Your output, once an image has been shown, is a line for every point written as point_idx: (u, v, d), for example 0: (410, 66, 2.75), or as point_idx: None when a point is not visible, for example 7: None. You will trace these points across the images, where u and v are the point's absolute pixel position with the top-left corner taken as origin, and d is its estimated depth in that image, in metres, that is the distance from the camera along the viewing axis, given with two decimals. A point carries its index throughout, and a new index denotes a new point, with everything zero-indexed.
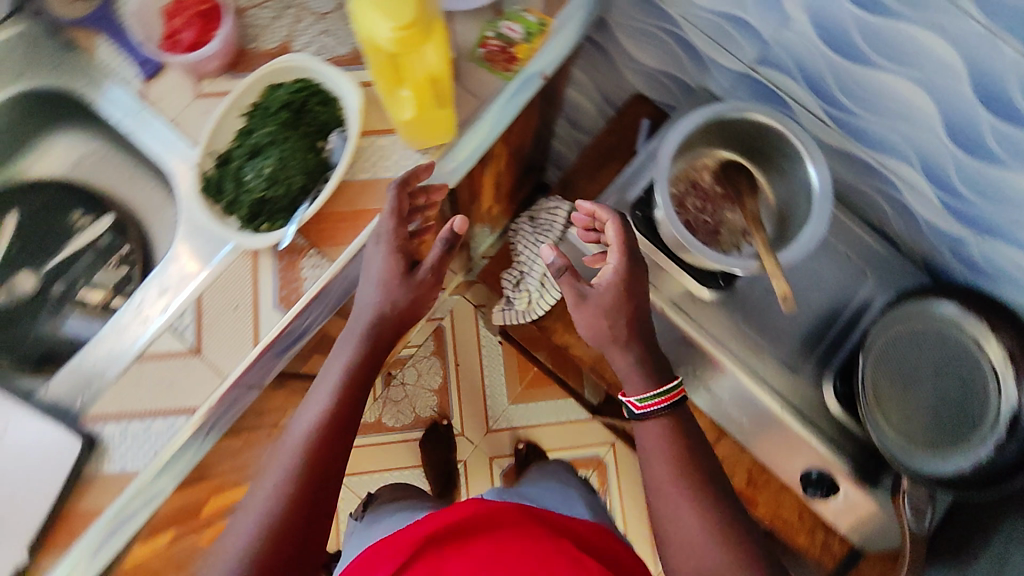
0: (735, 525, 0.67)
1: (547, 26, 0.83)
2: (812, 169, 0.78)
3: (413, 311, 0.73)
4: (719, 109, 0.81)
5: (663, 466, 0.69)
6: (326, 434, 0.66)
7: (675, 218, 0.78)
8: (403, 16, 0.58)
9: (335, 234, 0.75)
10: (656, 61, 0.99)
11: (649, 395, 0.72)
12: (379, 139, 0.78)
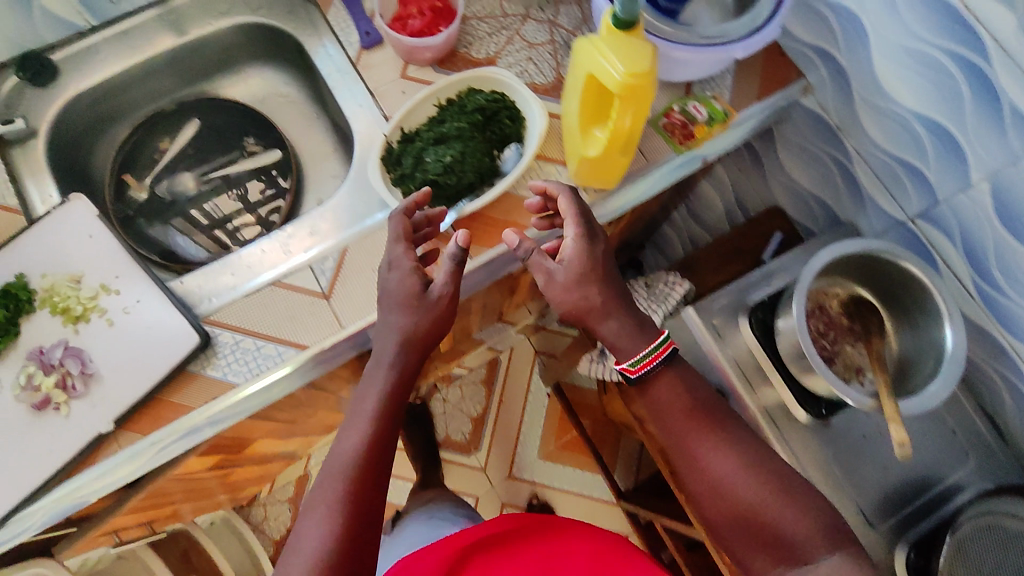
0: (751, 456, 0.69)
1: (730, 117, 0.87)
2: (949, 332, 0.78)
3: (432, 333, 0.68)
4: (873, 245, 0.81)
5: (678, 418, 0.72)
6: (375, 443, 0.64)
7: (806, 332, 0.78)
8: (637, 66, 0.63)
9: (482, 236, 0.79)
10: (811, 183, 1.01)
11: (641, 352, 0.72)
12: (549, 165, 0.83)
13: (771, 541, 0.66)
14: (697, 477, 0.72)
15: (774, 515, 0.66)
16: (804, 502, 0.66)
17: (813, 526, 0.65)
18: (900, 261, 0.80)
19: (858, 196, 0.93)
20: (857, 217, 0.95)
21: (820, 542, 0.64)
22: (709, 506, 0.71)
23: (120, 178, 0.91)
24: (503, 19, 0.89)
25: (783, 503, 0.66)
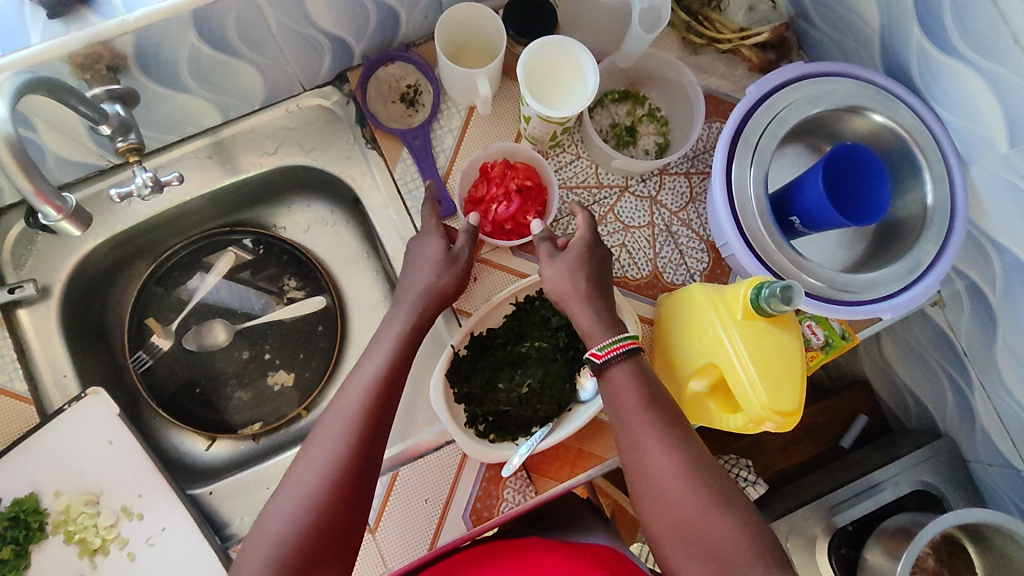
0: (682, 437, 0.54)
1: (846, 338, 0.75)
2: None
3: (450, 290, 0.65)
4: (990, 515, 0.70)
5: (643, 417, 0.55)
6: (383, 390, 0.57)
7: None
8: (784, 403, 0.53)
9: (551, 470, 0.70)
10: (911, 378, 0.89)
11: (608, 339, 0.60)
12: None
13: (682, 530, 0.50)
14: (632, 470, 0.55)
15: (693, 502, 0.51)
16: (721, 488, 0.51)
17: (722, 510, 0.50)
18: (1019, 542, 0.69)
19: (969, 420, 0.81)
20: (962, 440, 0.83)
21: (734, 530, 0.49)
22: (643, 509, 0.53)
23: (143, 321, 0.80)
24: (597, 190, 0.76)
25: (706, 493, 0.51)
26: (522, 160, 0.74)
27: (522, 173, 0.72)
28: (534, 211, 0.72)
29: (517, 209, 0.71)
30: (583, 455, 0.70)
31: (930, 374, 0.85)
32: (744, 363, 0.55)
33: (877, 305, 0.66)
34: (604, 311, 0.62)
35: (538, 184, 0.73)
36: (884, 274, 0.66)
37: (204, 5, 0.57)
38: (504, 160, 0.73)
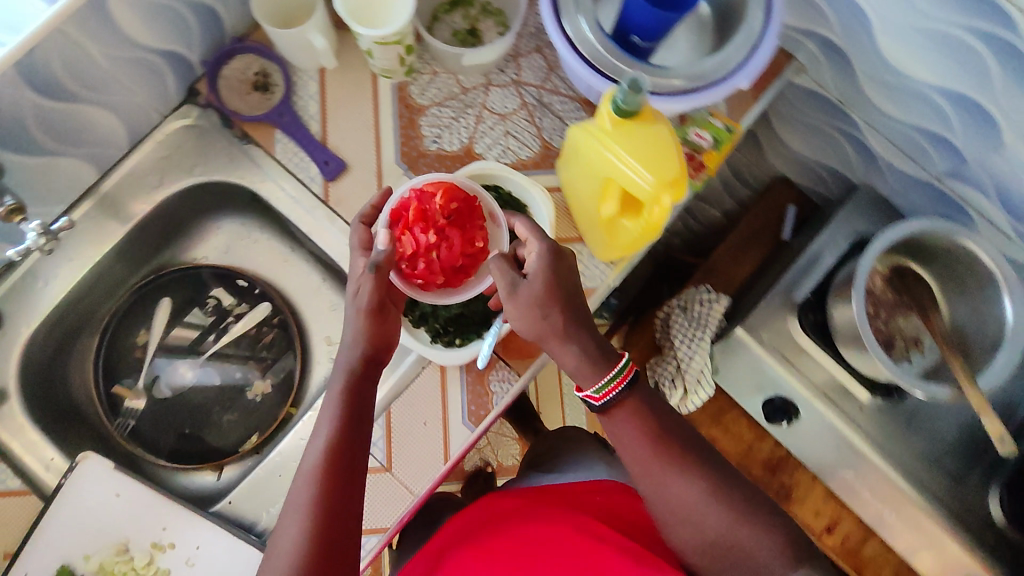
0: (687, 445, 0.59)
1: (733, 131, 0.80)
2: (1008, 303, 0.74)
3: (387, 344, 0.60)
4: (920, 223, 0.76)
5: (646, 449, 0.58)
6: (337, 450, 0.55)
7: (866, 325, 0.75)
8: (664, 172, 0.58)
9: (523, 348, 0.73)
10: (816, 153, 0.95)
11: (601, 383, 0.58)
12: (566, 249, 0.76)
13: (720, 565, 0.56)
14: (656, 502, 0.58)
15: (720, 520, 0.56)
16: (740, 492, 0.57)
17: (745, 523, 0.55)
18: (948, 233, 0.76)
19: (872, 162, 0.88)
20: (875, 179, 0.90)
21: (763, 533, 0.55)
22: (673, 528, 0.58)
23: (111, 391, 0.82)
24: (464, 96, 0.80)
25: (727, 501, 0.56)
26: (434, 186, 0.68)
27: (444, 199, 0.67)
28: (476, 232, 0.69)
29: (459, 244, 0.67)
30: None
31: (826, 139, 0.91)
32: (618, 162, 0.60)
33: (744, 76, 0.70)
34: (590, 342, 0.59)
35: (466, 200, 0.69)
36: (732, 47, 0.70)
37: (22, 57, 0.59)
38: (416, 197, 0.67)
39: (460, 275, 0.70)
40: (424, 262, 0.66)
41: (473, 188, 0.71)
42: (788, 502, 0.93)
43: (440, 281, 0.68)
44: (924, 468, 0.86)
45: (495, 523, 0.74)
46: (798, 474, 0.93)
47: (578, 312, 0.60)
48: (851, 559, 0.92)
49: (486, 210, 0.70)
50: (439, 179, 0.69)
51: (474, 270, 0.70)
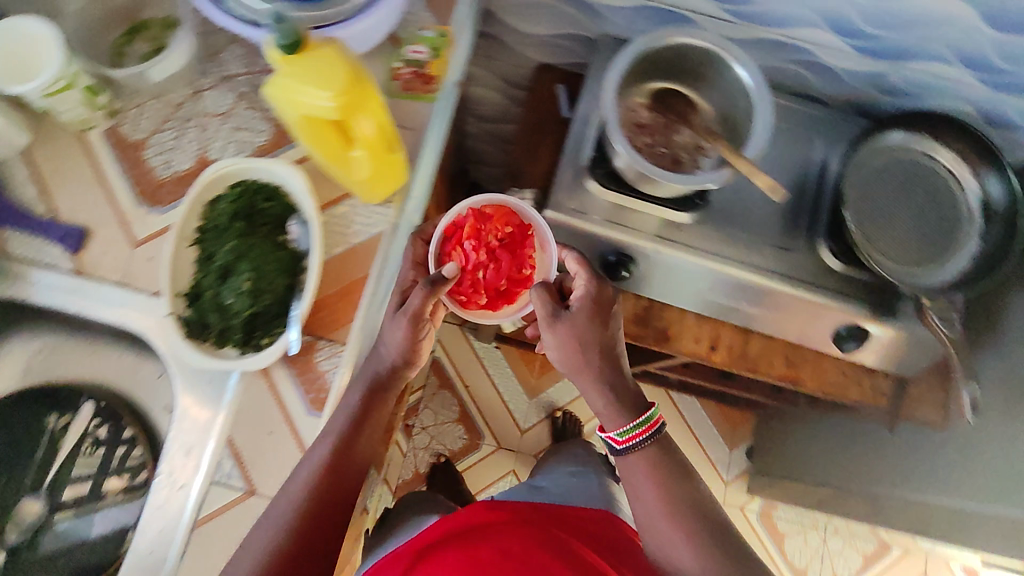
0: (688, 501, 0.73)
1: (447, 35, 0.81)
2: (739, 68, 0.81)
3: (412, 360, 0.74)
4: (639, 44, 0.81)
5: (652, 492, 0.73)
6: (334, 464, 0.65)
7: (638, 158, 0.80)
8: (336, 80, 0.57)
9: (336, 318, 0.72)
10: (551, 29, 0.98)
11: (629, 426, 0.75)
12: (337, 208, 0.75)
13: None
14: (659, 554, 0.73)
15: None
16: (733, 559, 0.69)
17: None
18: (670, 41, 0.81)
19: (593, 11, 0.91)
20: (605, 27, 0.94)
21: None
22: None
23: None
24: (179, 113, 0.77)
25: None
26: (489, 206, 0.90)
27: (499, 223, 0.88)
28: (523, 257, 0.89)
29: (506, 266, 0.87)
30: (351, 284, 0.73)
31: (548, 10, 0.94)
32: (299, 96, 0.59)
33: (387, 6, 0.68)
34: (613, 387, 0.76)
35: (518, 225, 0.90)
36: None
37: None
38: (473, 219, 0.87)
39: (499, 299, 0.89)
40: (472, 281, 0.86)
41: (531, 219, 0.91)
42: (670, 342, 1.00)
43: (482, 300, 0.87)
44: (764, 253, 0.90)
45: (473, 530, 0.74)
46: (667, 314, 1.00)
47: (603, 327, 0.78)
48: (742, 359, 1.00)
49: (540, 238, 0.90)
50: (499, 206, 0.90)
51: (514, 292, 0.89)
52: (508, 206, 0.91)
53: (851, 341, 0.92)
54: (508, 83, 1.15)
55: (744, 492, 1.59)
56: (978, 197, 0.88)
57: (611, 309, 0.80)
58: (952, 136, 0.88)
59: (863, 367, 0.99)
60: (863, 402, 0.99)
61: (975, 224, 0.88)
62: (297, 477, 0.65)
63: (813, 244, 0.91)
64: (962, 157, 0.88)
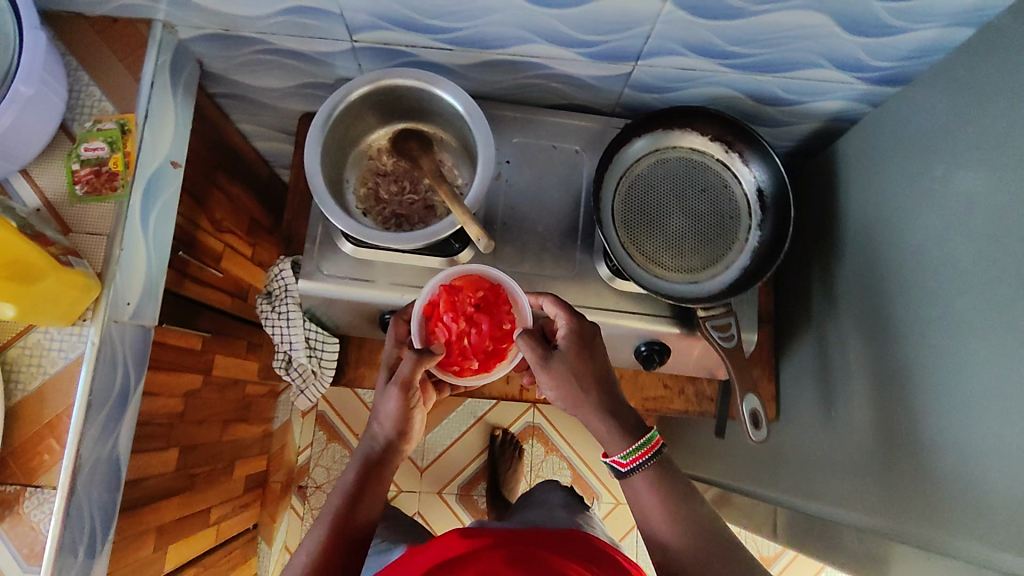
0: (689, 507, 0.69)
1: (129, 123, 0.74)
2: (446, 94, 0.75)
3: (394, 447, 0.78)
4: (327, 109, 0.74)
5: (661, 518, 0.68)
6: (332, 547, 0.69)
7: (352, 223, 0.73)
8: None
9: (41, 459, 0.67)
10: (289, 82, 0.90)
11: (632, 448, 0.69)
12: (25, 340, 0.69)
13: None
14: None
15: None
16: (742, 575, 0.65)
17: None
18: (358, 92, 0.74)
19: (314, 60, 0.84)
20: (338, 72, 0.87)
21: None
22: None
23: None
24: None
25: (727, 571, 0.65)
26: (458, 276, 0.79)
27: (471, 290, 0.78)
28: (502, 315, 0.78)
29: (489, 325, 0.76)
30: (52, 422, 0.67)
31: (272, 66, 0.86)
32: None
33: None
34: (612, 424, 0.71)
35: (489, 288, 0.79)
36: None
37: None
38: (446, 290, 0.77)
39: (491, 359, 0.79)
40: (459, 349, 0.77)
41: (499, 279, 0.80)
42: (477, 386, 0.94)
43: (474, 365, 0.78)
44: (546, 285, 0.85)
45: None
46: None
47: (598, 360, 0.73)
48: None
49: (513, 296, 0.80)
50: (467, 272, 0.80)
51: (503, 351, 0.78)
52: (475, 271, 0.80)
53: (653, 358, 0.86)
54: (286, 135, 1.08)
55: None
56: (754, 184, 0.83)
57: (599, 344, 0.74)
58: (710, 126, 0.83)
59: (685, 376, 0.93)
60: (690, 412, 0.94)
61: (754, 214, 0.83)
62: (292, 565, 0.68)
63: (594, 264, 0.85)
64: (727, 146, 0.83)
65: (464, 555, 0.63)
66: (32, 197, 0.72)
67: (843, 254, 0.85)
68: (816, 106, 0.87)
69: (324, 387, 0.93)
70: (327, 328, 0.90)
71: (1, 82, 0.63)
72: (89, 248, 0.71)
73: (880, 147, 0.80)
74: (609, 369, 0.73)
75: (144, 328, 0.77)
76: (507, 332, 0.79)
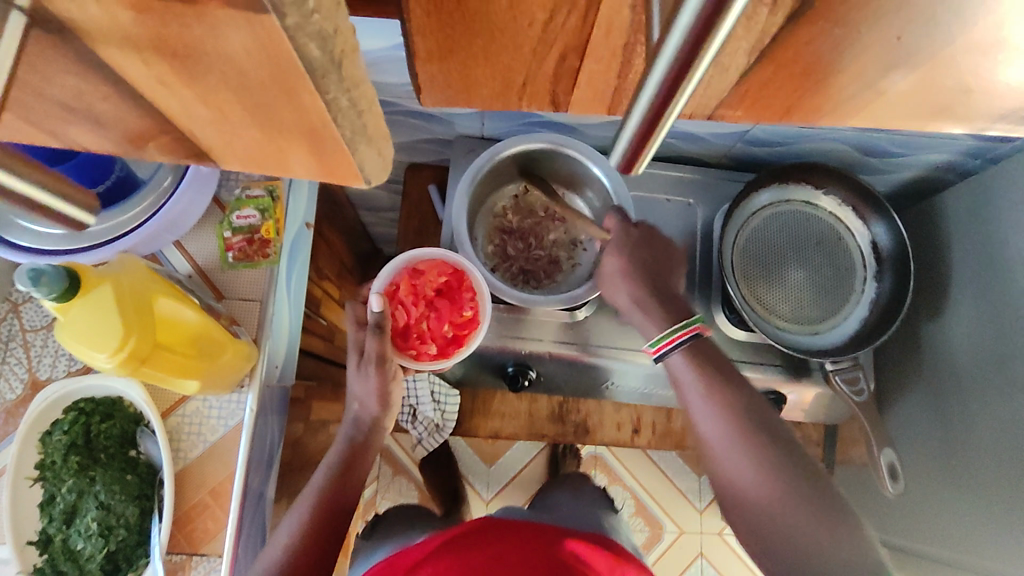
0: (751, 415, 0.62)
1: (277, 191, 0.74)
2: (593, 165, 0.80)
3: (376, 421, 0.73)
4: (473, 170, 0.79)
5: (707, 407, 0.63)
6: (318, 532, 0.63)
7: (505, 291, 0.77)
8: (112, 342, 0.52)
9: (205, 528, 0.68)
10: (405, 137, 0.91)
11: (661, 335, 0.67)
12: (184, 408, 0.70)
13: (779, 546, 0.58)
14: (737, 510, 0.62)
15: (762, 491, 0.59)
16: (817, 491, 0.58)
17: (811, 509, 0.57)
18: (503, 155, 0.79)
19: (438, 119, 0.85)
20: (457, 129, 0.88)
21: (834, 539, 0.56)
22: (733, 510, 0.62)
23: None
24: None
25: (779, 469, 0.59)
26: (425, 259, 0.77)
27: (432, 273, 0.76)
28: (463, 301, 0.76)
29: (448, 310, 0.75)
30: (215, 490, 0.69)
31: (393, 124, 0.87)
32: (84, 359, 0.54)
33: (162, 219, 0.64)
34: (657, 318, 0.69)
35: (453, 272, 0.77)
36: None
37: None
38: (407, 274, 0.76)
39: (450, 345, 0.77)
40: (416, 332, 0.75)
41: (463, 260, 0.78)
42: (589, 433, 1.00)
43: (431, 350, 0.75)
44: None
45: (456, 543, 0.69)
46: (582, 407, 1.00)
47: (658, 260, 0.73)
48: (668, 436, 1.01)
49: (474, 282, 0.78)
50: (430, 255, 0.78)
51: (463, 337, 0.76)
52: (439, 253, 0.78)
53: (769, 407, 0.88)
54: (383, 181, 1.09)
55: (720, 518, 1.58)
56: (869, 240, 0.86)
57: (663, 250, 0.74)
58: (832, 184, 0.86)
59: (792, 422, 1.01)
60: None
61: (870, 268, 0.86)
62: (269, 558, 0.62)
63: (711, 314, 0.87)
64: (844, 204, 0.87)
65: (479, 533, 0.71)
66: (183, 264, 0.72)
67: (952, 305, 0.87)
68: (924, 158, 0.89)
69: (444, 437, 0.98)
70: (448, 381, 0.97)
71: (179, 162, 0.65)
72: (243, 315, 0.72)
73: (994, 204, 0.81)
74: (673, 263, 0.73)
75: (283, 388, 0.79)
76: (469, 320, 0.77)
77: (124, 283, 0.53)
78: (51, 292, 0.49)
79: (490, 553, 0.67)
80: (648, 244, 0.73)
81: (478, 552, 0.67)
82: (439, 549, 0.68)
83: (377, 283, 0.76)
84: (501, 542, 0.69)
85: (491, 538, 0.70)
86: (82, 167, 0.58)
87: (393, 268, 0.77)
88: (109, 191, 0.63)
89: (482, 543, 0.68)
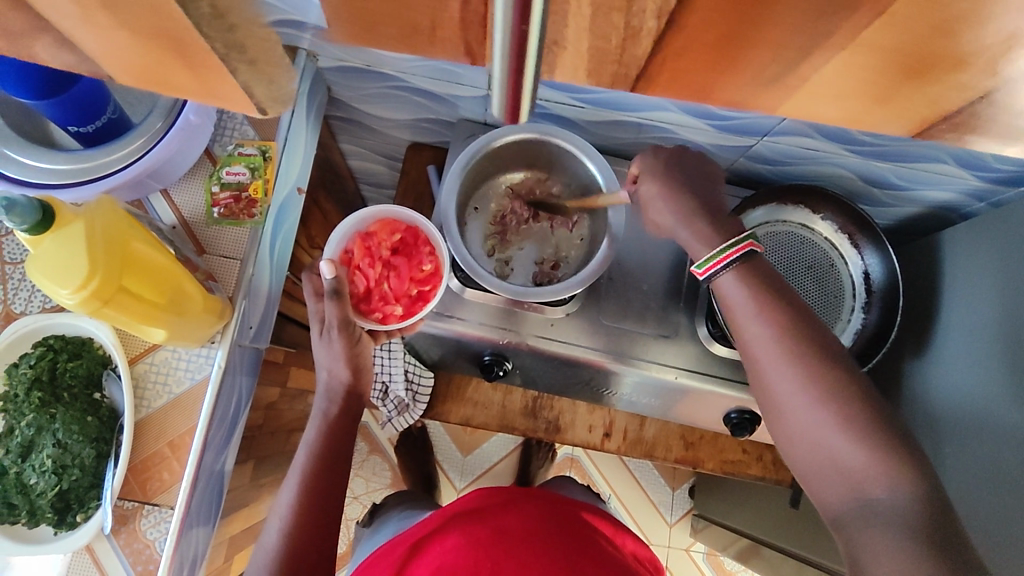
0: (818, 349, 0.56)
1: (269, 152, 0.74)
2: (590, 162, 0.80)
3: (360, 369, 0.70)
4: (467, 155, 0.80)
5: (763, 329, 0.58)
6: (310, 504, 0.63)
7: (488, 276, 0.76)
8: (75, 278, 0.52)
9: (160, 480, 0.68)
10: (408, 114, 0.91)
11: (711, 252, 0.61)
12: (154, 356, 0.70)
13: (842, 497, 0.53)
14: (789, 444, 0.57)
15: (824, 433, 0.54)
16: (883, 424, 0.53)
17: (871, 449, 0.52)
18: (499, 141, 0.80)
19: (441, 100, 0.85)
20: (461, 112, 0.88)
21: None
22: (792, 455, 0.57)
23: None
24: None
25: (838, 409, 0.54)
26: (373, 222, 0.79)
27: (385, 232, 0.77)
28: (421, 256, 0.78)
29: (405, 268, 0.76)
30: (174, 443, 0.69)
31: (396, 100, 0.86)
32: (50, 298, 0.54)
33: (147, 162, 0.64)
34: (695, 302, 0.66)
35: (407, 229, 0.79)
36: None
37: None
38: (359, 237, 0.76)
39: (415, 304, 0.77)
40: (377, 293, 0.74)
41: (416, 219, 0.80)
42: (559, 432, 1.00)
43: (396, 309, 0.75)
44: (644, 342, 0.85)
45: (464, 520, 0.69)
46: (556, 405, 1.00)
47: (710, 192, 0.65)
48: (638, 444, 1.00)
49: (429, 236, 0.79)
50: (379, 216, 0.79)
51: (426, 294, 0.77)
52: (389, 213, 0.79)
53: (741, 427, 0.87)
54: (385, 157, 1.08)
55: (688, 535, 1.58)
56: (860, 270, 0.86)
57: (703, 167, 0.66)
58: (826, 209, 0.86)
59: (765, 445, 0.99)
60: (767, 478, 0.99)
61: (858, 298, 0.85)
62: (264, 545, 0.61)
63: (694, 326, 0.85)
64: (839, 230, 0.86)
65: (484, 509, 0.71)
66: (169, 214, 0.72)
67: (940, 345, 0.85)
68: (927, 195, 0.88)
69: (413, 417, 0.98)
70: (424, 362, 0.96)
71: (173, 108, 0.65)
72: (222, 272, 0.72)
73: (995, 243, 0.80)
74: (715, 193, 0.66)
75: (255, 349, 0.80)
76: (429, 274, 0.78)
77: (97, 224, 0.54)
78: (23, 224, 0.50)
79: (492, 529, 0.67)
80: (687, 166, 0.66)
81: (480, 529, 0.67)
82: (447, 527, 0.69)
83: (330, 251, 0.76)
84: (507, 517, 0.69)
85: (501, 509, 0.70)
86: (70, 103, 0.59)
87: (344, 235, 0.77)
88: (100, 132, 0.64)
89: (492, 515, 0.69)
